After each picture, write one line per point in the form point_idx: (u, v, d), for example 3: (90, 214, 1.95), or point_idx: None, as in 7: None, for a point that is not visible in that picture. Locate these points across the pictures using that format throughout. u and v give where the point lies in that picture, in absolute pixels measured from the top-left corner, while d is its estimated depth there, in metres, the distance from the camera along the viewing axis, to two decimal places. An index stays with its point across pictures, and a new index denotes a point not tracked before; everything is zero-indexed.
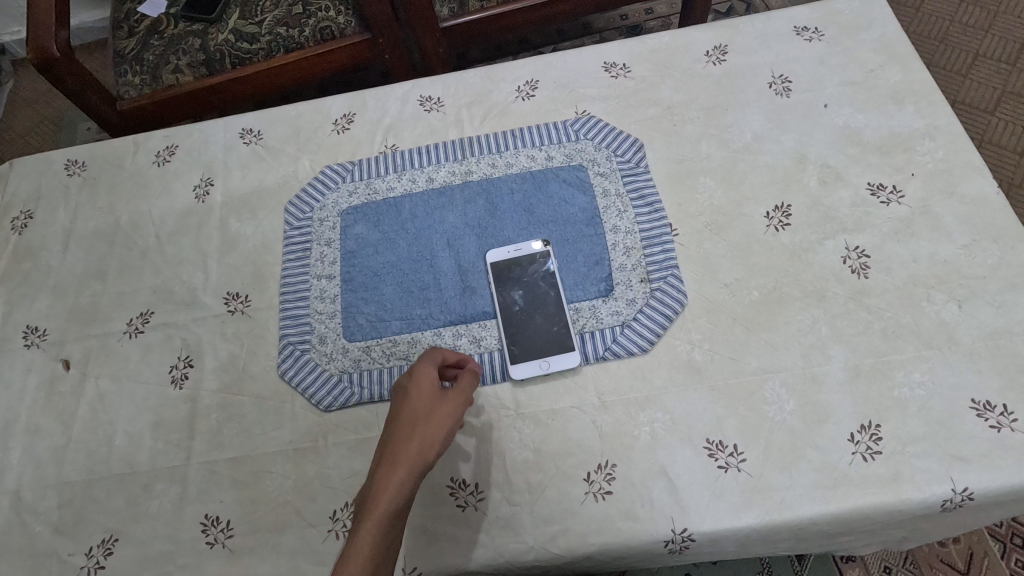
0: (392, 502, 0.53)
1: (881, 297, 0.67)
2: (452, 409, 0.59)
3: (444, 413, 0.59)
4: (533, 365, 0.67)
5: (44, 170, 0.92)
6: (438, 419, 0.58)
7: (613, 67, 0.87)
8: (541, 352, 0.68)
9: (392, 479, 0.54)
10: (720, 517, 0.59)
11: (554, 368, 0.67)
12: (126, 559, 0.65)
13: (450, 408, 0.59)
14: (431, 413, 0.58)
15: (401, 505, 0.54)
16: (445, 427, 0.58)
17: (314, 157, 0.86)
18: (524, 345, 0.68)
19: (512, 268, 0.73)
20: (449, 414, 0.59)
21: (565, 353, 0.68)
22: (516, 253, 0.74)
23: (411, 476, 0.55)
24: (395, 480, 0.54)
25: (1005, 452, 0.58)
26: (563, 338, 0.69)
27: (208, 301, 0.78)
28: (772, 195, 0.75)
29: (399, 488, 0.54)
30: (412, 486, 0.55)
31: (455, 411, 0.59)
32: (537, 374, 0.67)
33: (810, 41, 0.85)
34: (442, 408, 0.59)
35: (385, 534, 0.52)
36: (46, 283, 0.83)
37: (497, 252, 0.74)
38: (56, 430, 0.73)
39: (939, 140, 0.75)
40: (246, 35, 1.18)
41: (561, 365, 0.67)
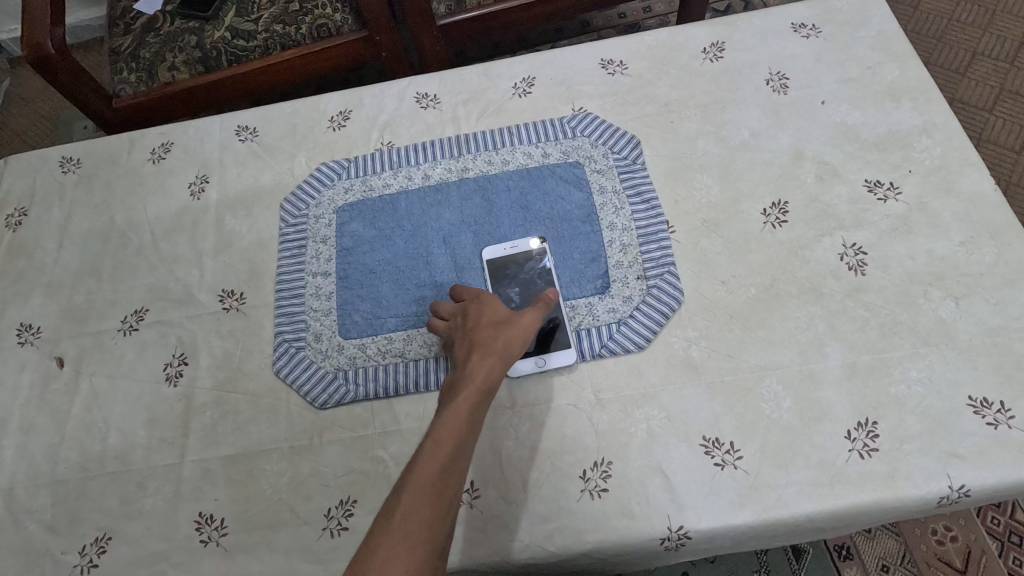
0: (480, 385, 0.56)
1: (878, 294, 0.67)
2: (532, 317, 0.63)
3: (525, 318, 0.62)
4: (529, 362, 0.67)
5: (39, 167, 0.91)
6: (520, 322, 0.62)
7: (610, 64, 0.87)
8: (537, 349, 0.68)
9: (483, 363, 0.58)
10: (717, 515, 0.59)
11: (550, 365, 0.67)
12: (119, 557, 0.64)
13: (531, 315, 0.63)
14: (513, 318, 0.62)
15: (489, 390, 0.57)
16: (527, 330, 0.62)
17: (310, 154, 0.86)
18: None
19: (509, 265, 0.73)
20: (532, 318, 0.62)
21: (561, 350, 0.67)
22: (512, 250, 0.73)
23: (498, 366, 0.58)
24: (486, 364, 0.58)
25: (1002, 449, 0.58)
26: (559, 335, 0.68)
27: (203, 299, 0.77)
28: (769, 191, 0.74)
29: (489, 371, 0.57)
30: (499, 373, 0.58)
31: (535, 318, 0.63)
32: (534, 371, 0.67)
33: (807, 38, 0.84)
34: (522, 315, 0.63)
35: (475, 412, 0.54)
36: (40, 281, 0.83)
37: (493, 248, 0.74)
38: (49, 428, 0.72)
39: (936, 137, 0.75)
40: (243, 32, 1.18)
41: (558, 362, 0.67)
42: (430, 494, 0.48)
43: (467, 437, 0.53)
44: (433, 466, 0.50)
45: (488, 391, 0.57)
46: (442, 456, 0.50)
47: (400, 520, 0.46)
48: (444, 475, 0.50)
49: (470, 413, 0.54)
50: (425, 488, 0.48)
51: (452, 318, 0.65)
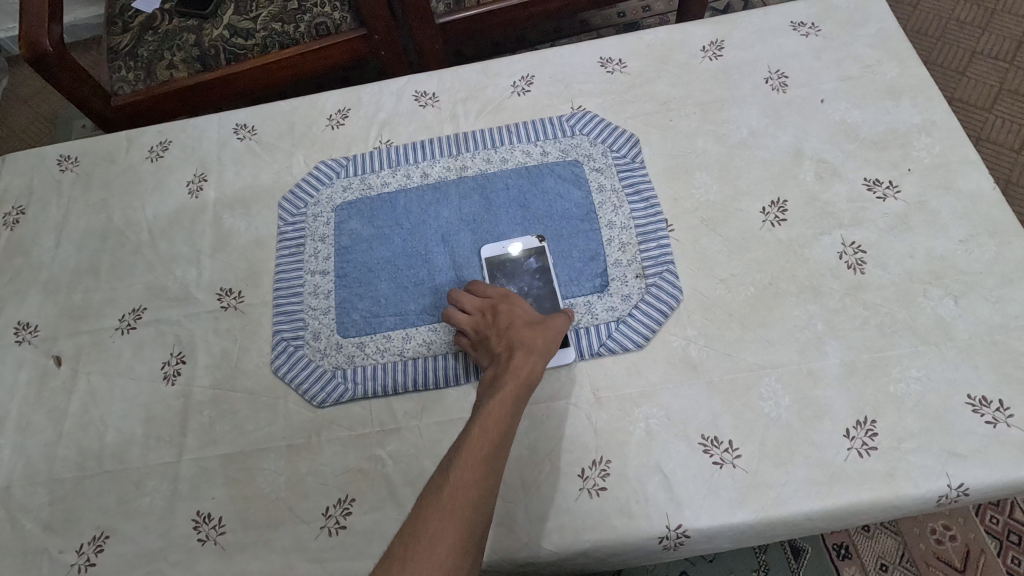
0: (520, 386, 0.59)
1: (877, 293, 0.67)
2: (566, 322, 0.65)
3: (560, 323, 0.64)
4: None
5: (36, 165, 0.91)
6: (556, 325, 0.64)
7: (609, 62, 0.87)
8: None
9: (524, 363, 0.60)
10: (715, 514, 0.59)
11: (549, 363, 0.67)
12: (116, 556, 0.64)
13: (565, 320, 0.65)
14: (548, 321, 0.64)
15: (527, 389, 0.59)
16: (560, 335, 0.64)
17: (308, 152, 0.86)
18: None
19: (508, 263, 0.73)
20: (567, 324, 0.65)
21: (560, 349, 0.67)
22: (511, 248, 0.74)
23: (536, 369, 0.60)
24: (527, 365, 0.60)
25: (1001, 448, 0.58)
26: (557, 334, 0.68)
27: (201, 297, 0.77)
28: (768, 190, 0.74)
29: (528, 373, 0.60)
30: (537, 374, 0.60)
31: (568, 323, 0.65)
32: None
33: (807, 36, 0.84)
34: (557, 319, 0.65)
35: (515, 413, 0.57)
36: (38, 279, 0.82)
37: (492, 246, 0.74)
38: (47, 427, 0.72)
39: (935, 135, 0.75)
40: (241, 31, 1.17)
41: (556, 360, 0.67)
42: (476, 492, 0.52)
43: (507, 437, 0.56)
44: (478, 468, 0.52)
45: (526, 393, 0.59)
46: (484, 455, 0.53)
47: (448, 516, 0.49)
48: (488, 474, 0.53)
49: (510, 415, 0.57)
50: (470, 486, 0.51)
51: (485, 311, 0.66)
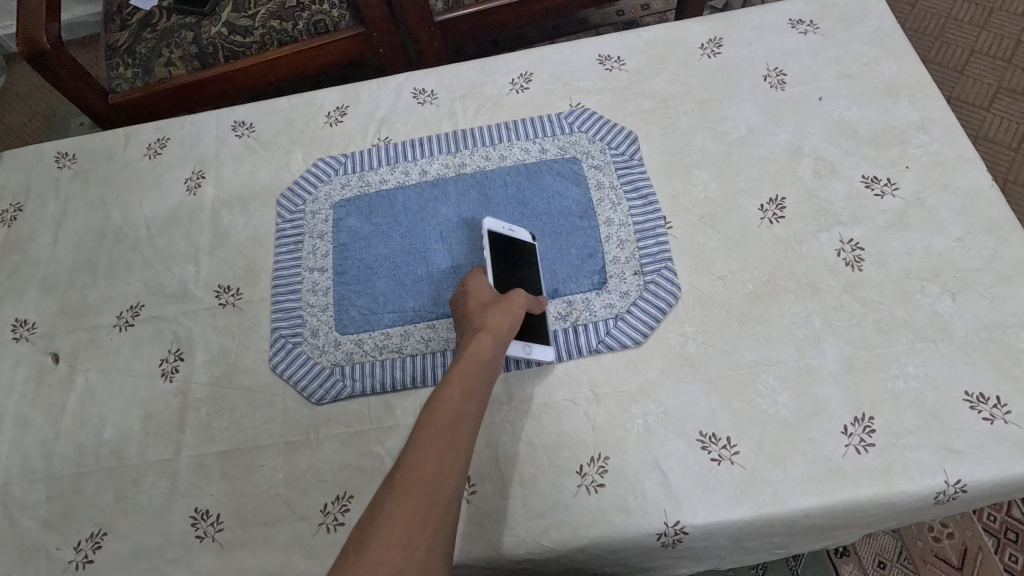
0: (475, 363, 0.57)
1: (875, 289, 0.67)
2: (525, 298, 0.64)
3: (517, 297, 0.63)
4: (516, 344, 0.64)
5: (34, 162, 0.91)
6: (511, 300, 0.62)
7: (608, 60, 0.87)
8: (523, 336, 0.65)
9: (474, 342, 0.58)
10: (713, 510, 0.59)
11: (535, 355, 0.65)
12: (114, 553, 0.64)
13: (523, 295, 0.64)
14: (500, 299, 0.62)
15: (482, 366, 0.57)
16: (518, 309, 0.62)
17: (307, 149, 0.86)
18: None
19: (507, 245, 0.71)
20: (520, 298, 0.63)
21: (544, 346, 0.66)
22: (509, 232, 0.71)
23: (492, 344, 0.58)
24: (477, 344, 0.58)
25: (998, 444, 0.58)
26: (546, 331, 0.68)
27: (199, 294, 0.77)
28: (766, 187, 0.74)
29: (478, 349, 0.58)
30: (491, 351, 0.58)
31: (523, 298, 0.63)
32: (519, 355, 0.64)
33: (805, 34, 0.84)
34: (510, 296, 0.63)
35: (471, 392, 0.54)
36: (35, 276, 0.82)
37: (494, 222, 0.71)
38: (44, 424, 0.72)
39: (933, 133, 0.75)
40: (239, 28, 1.17)
41: (541, 356, 0.65)
42: (429, 471, 0.48)
43: (465, 415, 0.53)
44: (434, 445, 0.50)
45: (485, 370, 0.57)
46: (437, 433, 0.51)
47: (401, 495, 0.47)
48: (445, 451, 0.50)
49: (465, 393, 0.54)
50: (425, 464, 0.49)
51: None
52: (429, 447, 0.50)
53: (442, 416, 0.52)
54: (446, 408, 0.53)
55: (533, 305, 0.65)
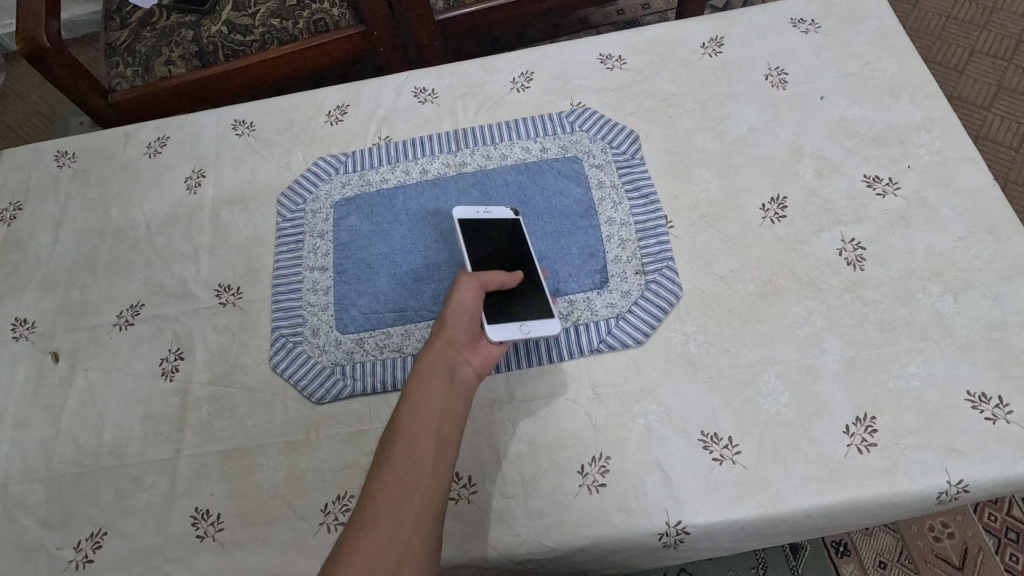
0: (430, 374, 0.57)
1: (876, 289, 0.67)
2: (474, 283, 0.63)
3: (464, 286, 0.62)
4: (512, 327, 0.63)
5: (34, 161, 0.90)
6: (456, 296, 0.62)
7: (609, 59, 0.86)
8: (519, 315, 0.65)
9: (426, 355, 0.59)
10: (715, 510, 0.58)
11: (534, 333, 0.64)
12: (114, 553, 0.64)
13: (471, 280, 0.63)
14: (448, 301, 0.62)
15: (436, 375, 0.57)
16: (463, 304, 0.62)
17: (308, 148, 0.86)
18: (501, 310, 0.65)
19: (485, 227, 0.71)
20: (465, 291, 0.62)
21: (544, 321, 0.65)
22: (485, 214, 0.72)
23: (444, 352, 0.59)
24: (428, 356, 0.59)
25: (1000, 444, 0.58)
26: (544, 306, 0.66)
27: (199, 294, 0.77)
28: (767, 187, 0.74)
29: (430, 361, 0.58)
30: (444, 359, 0.58)
31: (468, 289, 0.62)
32: (518, 337, 0.63)
33: (807, 33, 0.84)
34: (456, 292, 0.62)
35: (426, 405, 0.55)
36: (35, 275, 0.82)
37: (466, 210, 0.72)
38: (44, 423, 0.72)
39: (935, 132, 0.75)
40: (239, 27, 1.17)
41: (541, 330, 0.65)
42: (388, 496, 0.49)
43: (423, 429, 0.53)
44: (392, 465, 0.51)
45: (440, 371, 0.57)
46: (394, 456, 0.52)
47: (364, 525, 0.48)
48: (405, 468, 0.51)
49: (421, 407, 0.55)
50: (385, 488, 0.50)
51: None
52: (391, 467, 0.51)
53: (398, 433, 0.53)
54: (401, 424, 0.54)
55: (489, 281, 0.63)
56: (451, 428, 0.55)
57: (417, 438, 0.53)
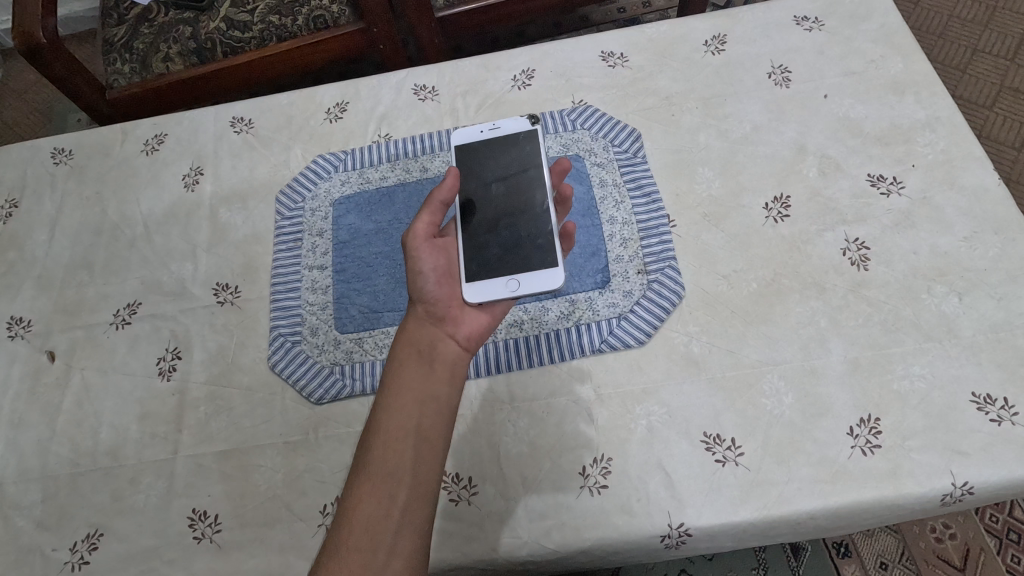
0: (409, 359, 0.58)
1: (881, 289, 0.66)
2: (422, 239, 0.63)
3: (416, 248, 0.63)
4: (500, 285, 0.63)
5: (30, 158, 0.90)
6: (414, 261, 0.62)
7: (611, 56, 0.86)
8: (510, 270, 0.64)
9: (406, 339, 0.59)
10: (717, 512, 0.58)
11: (523, 289, 0.63)
12: (110, 554, 0.63)
13: (418, 238, 0.63)
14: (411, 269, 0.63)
15: (417, 363, 0.57)
16: (418, 266, 0.62)
17: (306, 145, 0.85)
18: (489, 265, 0.64)
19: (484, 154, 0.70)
20: (418, 253, 0.62)
21: (537, 276, 0.64)
22: (491, 132, 0.71)
23: (425, 333, 0.60)
24: (412, 339, 0.59)
25: (1006, 446, 0.58)
26: (546, 255, 0.64)
27: (197, 292, 0.76)
28: (770, 186, 0.74)
29: (411, 346, 0.59)
30: (423, 342, 0.59)
31: (420, 250, 0.63)
32: (505, 296, 0.63)
33: (810, 31, 0.83)
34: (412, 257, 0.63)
35: (407, 393, 0.55)
36: (31, 273, 0.81)
37: (468, 132, 0.71)
38: (40, 423, 0.71)
39: (940, 131, 0.74)
40: (238, 24, 1.16)
41: (533, 286, 0.63)
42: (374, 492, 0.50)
43: (404, 419, 0.54)
44: (369, 470, 0.52)
45: (415, 366, 0.57)
46: (377, 449, 0.52)
47: (350, 523, 0.49)
48: (388, 461, 0.52)
49: (403, 394, 0.55)
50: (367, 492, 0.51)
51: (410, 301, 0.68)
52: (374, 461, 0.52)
53: (372, 438, 0.53)
54: (377, 423, 0.54)
55: (429, 228, 0.64)
56: (431, 425, 0.54)
57: (392, 441, 0.53)
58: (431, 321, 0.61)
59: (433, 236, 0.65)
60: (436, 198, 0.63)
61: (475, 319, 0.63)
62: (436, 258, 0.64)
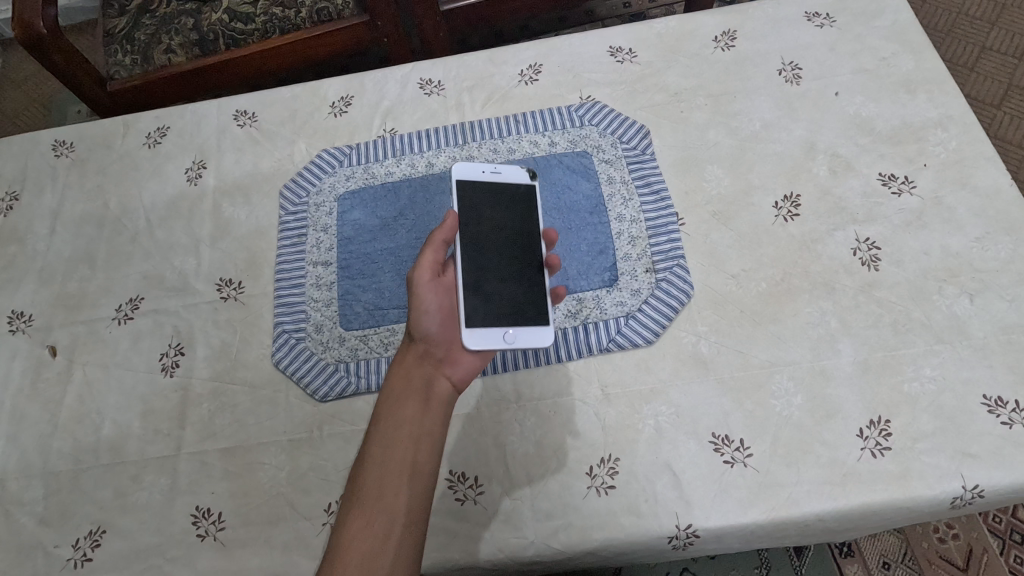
0: (404, 398, 0.57)
1: (891, 290, 0.65)
2: (427, 276, 0.61)
3: (420, 285, 0.61)
4: (497, 335, 0.61)
5: (30, 150, 0.89)
6: (416, 298, 0.60)
7: (619, 51, 0.85)
8: (508, 320, 0.61)
9: (399, 378, 0.59)
10: (726, 514, 0.58)
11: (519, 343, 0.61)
12: (113, 552, 0.63)
13: (422, 274, 0.61)
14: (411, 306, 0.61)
15: (412, 401, 0.57)
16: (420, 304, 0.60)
17: (311, 140, 0.84)
18: (489, 310, 0.61)
19: (486, 196, 0.66)
20: (421, 292, 0.60)
21: (534, 330, 0.62)
22: (494, 175, 0.67)
23: (419, 375, 0.59)
24: (405, 378, 0.59)
25: (1016, 449, 0.57)
26: (539, 311, 0.63)
27: (200, 288, 0.75)
28: (780, 184, 0.73)
29: (404, 385, 0.58)
30: (418, 381, 0.58)
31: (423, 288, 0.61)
32: (500, 347, 0.61)
33: (821, 27, 0.83)
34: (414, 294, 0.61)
35: (400, 431, 0.55)
36: (32, 267, 0.80)
37: (470, 167, 0.67)
38: (41, 419, 0.70)
39: (952, 130, 0.73)
40: (240, 15, 1.15)
41: (527, 342, 0.61)
42: (365, 529, 0.50)
43: (397, 457, 0.54)
44: (361, 506, 0.51)
45: (410, 403, 0.57)
46: (367, 486, 0.52)
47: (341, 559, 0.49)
48: (381, 498, 0.52)
49: (396, 434, 0.55)
50: (357, 530, 0.50)
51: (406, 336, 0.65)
52: (365, 498, 0.52)
53: (365, 474, 0.53)
54: (367, 463, 0.54)
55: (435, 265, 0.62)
56: (423, 461, 0.54)
57: (385, 477, 0.53)
58: (426, 359, 0.60)
59: (438, 273, 0.62)
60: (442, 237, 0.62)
61: (470, 362, 0.61)
62: (441, 298, 0.61)
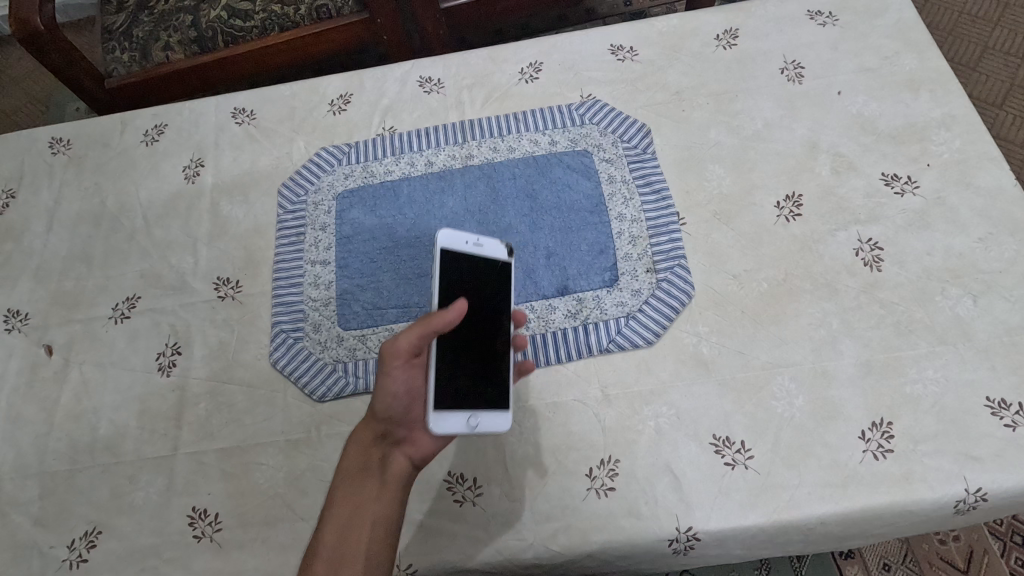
0: (361, 479, 0.57)
1: (894, 291, 0.65)
2: (400, 360, 0.56)
3: (393, 368, 0.56)
4: (459, 420, 0.57)
5: (26, 147, 0.88)
6: (385, 381, 0.57)
7: (620, 50, 0.84)
8: (470, 405, 0.58)
9: (357, 456, 0.58)
10: (727, 516, 0.57)
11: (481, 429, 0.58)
12: (108, 552, 0.62)
13: (396, 356, 0.56)
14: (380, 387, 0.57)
15: (371, 483, 0.56)
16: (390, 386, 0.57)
17: (309, 138, 0.83)
18: (454, 393, 0.58)
19: (464, 267, 0.62)
20: (392, 374, 0.57)
21: (493, 415, 0.59)
22: (477, 247, 0.63)
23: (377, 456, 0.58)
24: (365, 456, 0.58)
25: (1020, 452, 0.57)
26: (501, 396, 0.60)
27: (197, 286, 0.75)
28: (782, 184, 0.72)
29: (361, 464, 0.57)
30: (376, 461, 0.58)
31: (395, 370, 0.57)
32: (461, 433, 0.58)
33: (824, 26, 0.82)
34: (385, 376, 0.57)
35: (357, 515, 0.55)
36: (28, 266, 0.80)
37: (455, 235, 0.62)
38: (37, 418, 0.70)
39: (956, 130, 0.73)
40: (239, 12, 1.14)
41: (489, 427, 0.58)
42: None
43: (352, 542, 0.53)
44: None
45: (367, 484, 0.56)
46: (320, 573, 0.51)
47: None
48: None
49: (353, 518, 0.54)
50: None
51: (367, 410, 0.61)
52: None
53: (318, 559, 0.52)
54: (321, 547, 0.53)
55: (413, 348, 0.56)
56: (378, 556, 0.53)
57: (338, 563, 0.52)
58: (386, 438, 0.59)
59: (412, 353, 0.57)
60: (428, 321, 0.55)
61: (430, 443, 0.60)
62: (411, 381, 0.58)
